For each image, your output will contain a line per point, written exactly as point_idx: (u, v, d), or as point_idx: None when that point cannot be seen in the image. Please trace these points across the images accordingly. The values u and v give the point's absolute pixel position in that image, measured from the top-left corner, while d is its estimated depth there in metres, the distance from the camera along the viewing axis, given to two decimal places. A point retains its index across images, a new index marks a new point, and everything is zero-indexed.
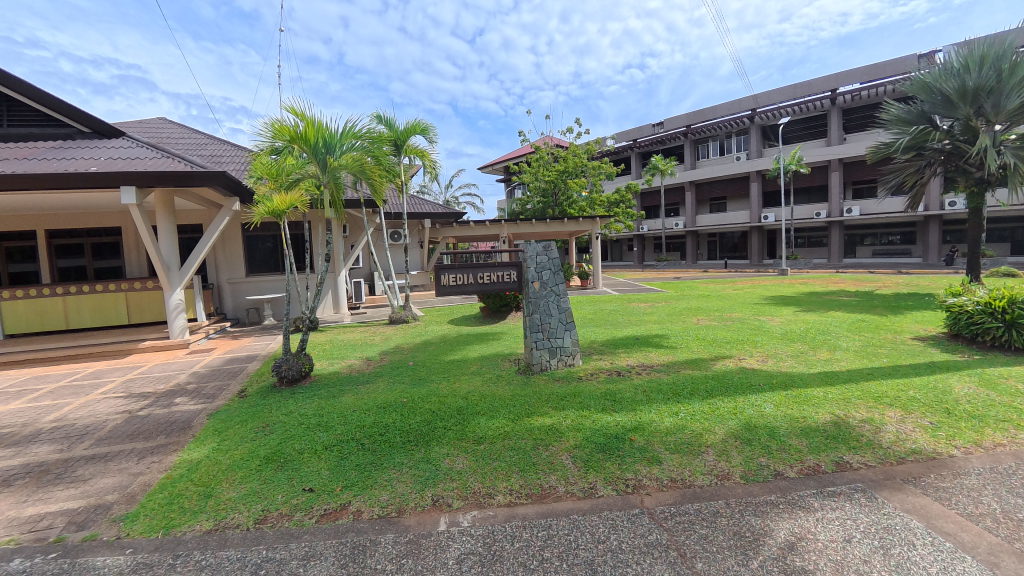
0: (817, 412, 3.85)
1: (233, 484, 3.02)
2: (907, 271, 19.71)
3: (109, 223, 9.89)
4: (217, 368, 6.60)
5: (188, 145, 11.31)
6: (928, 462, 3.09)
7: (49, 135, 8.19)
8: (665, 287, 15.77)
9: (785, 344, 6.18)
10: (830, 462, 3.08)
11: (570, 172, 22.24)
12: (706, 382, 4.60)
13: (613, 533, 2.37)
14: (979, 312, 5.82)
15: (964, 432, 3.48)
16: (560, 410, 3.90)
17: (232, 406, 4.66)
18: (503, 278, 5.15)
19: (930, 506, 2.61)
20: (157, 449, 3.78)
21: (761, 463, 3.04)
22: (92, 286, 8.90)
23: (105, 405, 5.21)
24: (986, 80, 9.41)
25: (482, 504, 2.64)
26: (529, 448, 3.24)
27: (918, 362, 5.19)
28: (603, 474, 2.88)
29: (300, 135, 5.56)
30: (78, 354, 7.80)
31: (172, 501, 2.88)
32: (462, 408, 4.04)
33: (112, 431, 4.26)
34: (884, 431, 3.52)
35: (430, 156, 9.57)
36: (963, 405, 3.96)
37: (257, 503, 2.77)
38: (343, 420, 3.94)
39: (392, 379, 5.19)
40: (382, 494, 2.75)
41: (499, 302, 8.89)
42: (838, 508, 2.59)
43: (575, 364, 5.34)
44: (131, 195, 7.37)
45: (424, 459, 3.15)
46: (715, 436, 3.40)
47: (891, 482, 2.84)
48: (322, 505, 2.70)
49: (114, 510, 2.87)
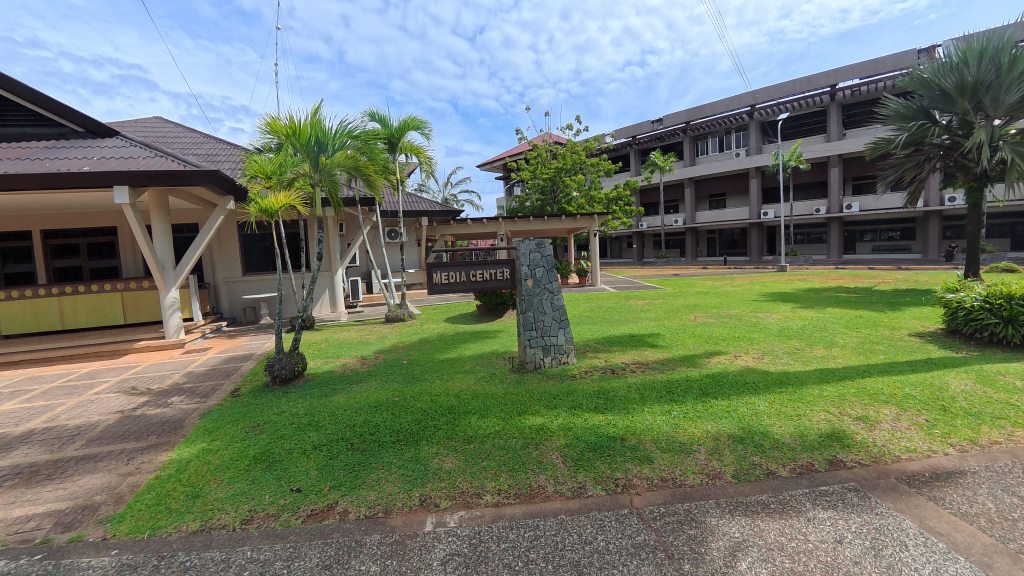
0: (813, 410, 3.82)
1: (222, 484, 2.99)
2: (908, 271, 17.01)
3: (104, 222, 9.85)
4: (212, 368, 6.56)
5: (184, 144, 11.29)
6: (923, 462, 3.07)
7: (43, 135, 8.17)
8: (665, 283, 15.67)
9: (782, 341, 6.13)
10: (824, 461, 3.06)
11: (568, 169, 22.21)
12: (700, 380, 4.57)
13: (601, 533, 2.34)
14: (979, 308, 5.79)
15: (961, 429, 3.46)
16: (552, 409, 3.87)
17: (225, 405, 4.65)
18: (496, 276, 5.11)
19: (926, 506, 2.59)
20: (147, 449, 3.75)
21: (754, 462, 3.01)
22: (88, 287, 8.88)
23: (99, 405, 5.18)
24: (985, 74, 9.36)
25: (469, 504, 2.61)
26: (519, 447, 3.21)
27: (915, 359, 5.15)
28: (593, 473, 2.86)
29: (294, 132, 5.48)
30: (74, 354, 7.80)
31: (158, 501, 2.86)
32: (453, 407, 4.01)
33: (104, 432, 4.24)
34: (879, 430, 3.49)
35: (425, 152, 9.47)
36: (960, 402, 3.92)
37: (244, 503, 2.74)
38: (334, 420, 3.92)
39: (385, 378, 5.15)
40: (370, 494, 2.73)
41: (495, 300, 8.86)
42: (831, 509, 2.56)
43: (569, 362, 5.30)
44: (123, 194, 7.32)
45: (413, 458, 3.13)
46: (709, 435, 3.37)
47: (885, 482, 2.83)
48: (309, 505, 2.67)
49: (102, 511, 2.86)
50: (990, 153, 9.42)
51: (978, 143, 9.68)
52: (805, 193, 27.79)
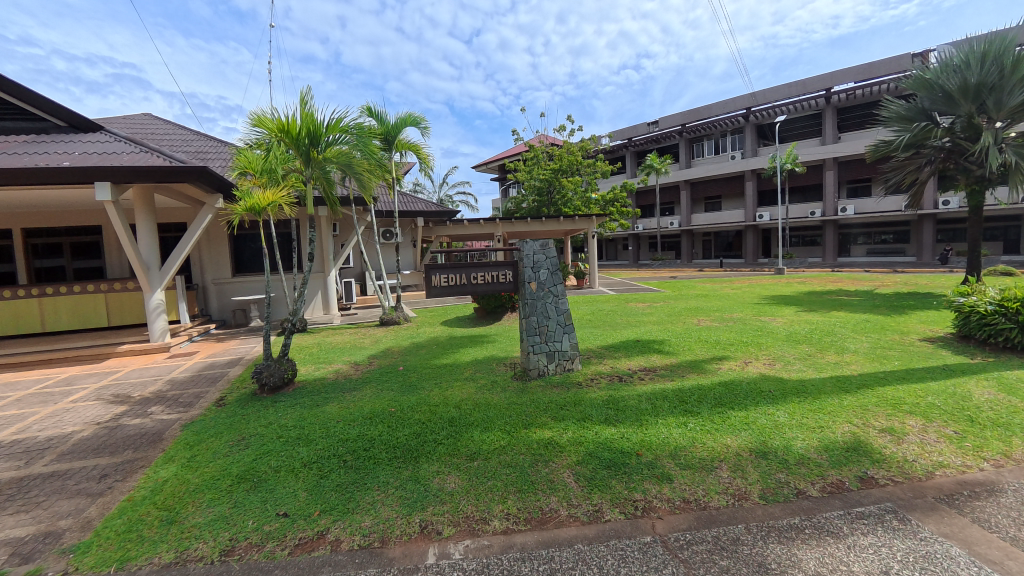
0: (835, 421, 3.61)
1: (201, 508, 2.73)
2: (902, 271, 18.91)
3: (89, 221, 9.50)
4: (198, 374, 6.24)
5: (174, 141, 10.95)
6: (957, 478, 2.87)
7: (23, 130, 7.82)
8: (663, 286, 15.38)
9: (792, 346, 5.93)
10: (854, 478, 2.85)
11: (565, 171, 21.95)
12: (713, 390, 4.34)
13: (623, 566, 2.11)
14: (992, 312, 5.62)
15: (991, 442, 3.27)
16: (561, 421, 3.63)
17: (209, 416, 4.36)
18: (498, 278, 4.85)
19: (970, 530, 2.38)
20: (123, 465, 3.47)
21: (781, 479, 2.80)
22: (71, 288, 8.52)
23: (75, 414, 4.87)
24: (988, 76, 9.29)
25: (475, 532, 2.36)
26: (527, 464, 2.97)
27: (932, 366, 4.97)
28: (609, 495, 2.62)
29: (283, 126, 5.15)
30: (53, 358, 7.44)
31: (130, 528, 2.58)
32: (454, 419, 3.77)
33: (77, 445, 3.94)
34: (907, 443, 3.28)
35: (422, 150, 9.20)
36: (986, 412, 3.74)
37: (225, 530, 2.47)
38: (326, 432, 3.65)
39: (381, 385, 4.89)
40: (364, 520, 2.47)
41: (494, 302, 8.61)
42: (870, 534, 2.34)
43: (574, 369, 5.08)
44: (106, 191, 7.00)
45: (412, 478, 2.87)
46: (729, 450, 3.15)
47: (923, 502, 2.61)
48: (297, 533, 2.41)
49: (66, 540, 2.57)
50: (996, 156, 9.29)
51: (983, 146, 9.58)
52: (802, 196, 27.82)
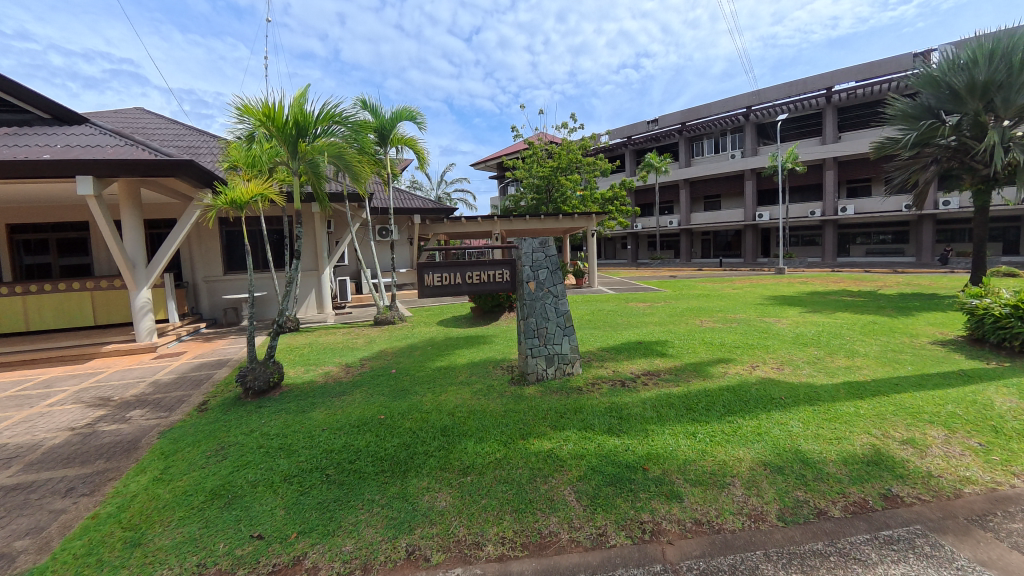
0: (852, 432, 3.39)
1: (169, 528, 2.50)
2: (902, 271, 19.07)
3: (75, 216, 9.23)
4: (182, 376, 5.99)
5: (164, 135, 10.68)
6: (989, 496, 2.65)
7: (5, 121, 7.56)
8: (663, 286, 15.15)
9: (799, 349, 5.72)
10: (877, 496, 2.64)
11: (564, 168, 21.70)
12: (721, 396, 4.12)
13: None
14: (1007, 315, 5.40)
15: (1019, 456, 3.06)
16: (561, 431, 3.41)
17: (189, 422, 4.13)
18: (496, 278, 4.61)
19: (1009, 556, 2.17)
20: (92, 477, 3.24)
21: (799, 498, 2.58)
22: (55, 286, 8.25)
23: (51, 419, 4.62)
24: (996, 74, 9.05)
25: (467, 560, 2.14)
26: (524, 480, 2.75)
27: (947, 371, 4.76)
28: (614, 515, 2.40)
29: (269, 116, 4.85)
30: (36, 358, 7.19)
31: (90, 551, 2.35)
32: (447, 428, 3.55)
33: (46, 454, 3.71)
34: (931, 456, 3.07)
35: (417, 145, 8.94)
36: (1010, 422, 3.53)
37: (192, 554, 2.25)
38: (309, 443, 3.42)
39: (371, 390, 4.65)
40: (346, 544, 2.24)
41: (491, 302, 8.41)
42: (901, 561, 2.14)
43: (574, 373, 4.86)
44: (88, 185, 6.72)
45: (400, 495, 2.65)
46: (742, 465, 2.92)
47: (954, 524, 2.40)
48: (271, 559, 2.18)
49: (19, 563, 2.34)
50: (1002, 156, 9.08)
51: (989, 145, 9.37)
52: (802, 196, 27.63)
